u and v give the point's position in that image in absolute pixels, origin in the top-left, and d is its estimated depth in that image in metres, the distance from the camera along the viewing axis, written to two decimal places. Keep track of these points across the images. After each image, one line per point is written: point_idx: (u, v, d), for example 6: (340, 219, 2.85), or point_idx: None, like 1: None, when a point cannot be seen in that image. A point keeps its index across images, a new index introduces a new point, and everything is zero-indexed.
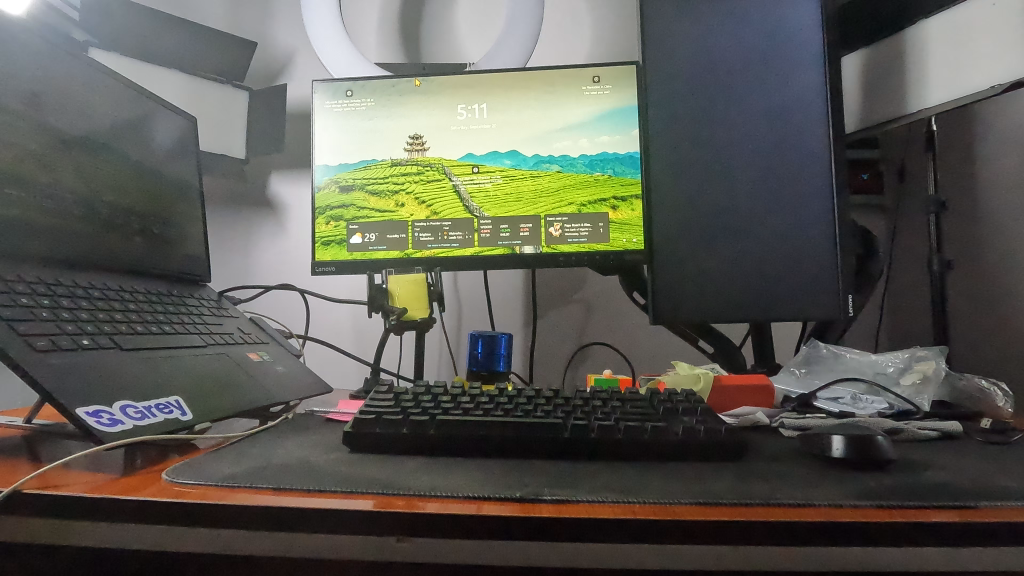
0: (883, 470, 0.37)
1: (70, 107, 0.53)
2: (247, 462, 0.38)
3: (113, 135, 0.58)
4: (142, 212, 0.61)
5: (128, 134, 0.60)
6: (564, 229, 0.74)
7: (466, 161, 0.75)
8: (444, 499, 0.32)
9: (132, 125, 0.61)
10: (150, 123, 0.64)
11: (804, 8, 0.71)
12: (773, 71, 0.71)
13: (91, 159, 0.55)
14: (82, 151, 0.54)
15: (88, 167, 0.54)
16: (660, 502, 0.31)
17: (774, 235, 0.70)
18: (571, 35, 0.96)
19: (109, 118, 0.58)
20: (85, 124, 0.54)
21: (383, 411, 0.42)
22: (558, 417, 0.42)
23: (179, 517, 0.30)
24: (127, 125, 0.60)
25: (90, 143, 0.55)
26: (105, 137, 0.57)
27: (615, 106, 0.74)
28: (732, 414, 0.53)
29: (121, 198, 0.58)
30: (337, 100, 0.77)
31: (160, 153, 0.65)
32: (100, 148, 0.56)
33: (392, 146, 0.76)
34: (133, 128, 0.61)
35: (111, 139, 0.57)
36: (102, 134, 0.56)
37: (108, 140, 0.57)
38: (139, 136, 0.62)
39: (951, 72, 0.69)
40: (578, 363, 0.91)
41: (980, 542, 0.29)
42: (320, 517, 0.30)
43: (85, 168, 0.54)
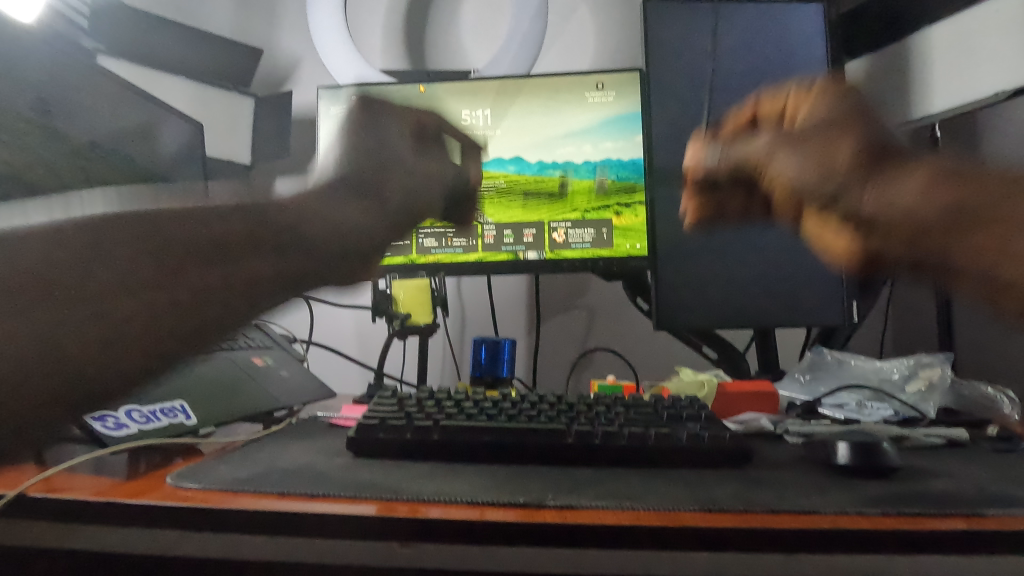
0: (887, 477, 0.37)
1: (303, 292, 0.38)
2: (252, 466, 0.38)
3: (337, 225, 0.41)
4: (57, 232, 0.31)
5: (364, 200, 0.44)
6: (568, 235, 0.74)
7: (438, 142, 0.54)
8: (447, 505, 0.32)
9: (252, 213, 0.38)
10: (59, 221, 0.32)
11: (804, 14, 0.73)
12: (774, 78, 0.72)
13: (332, 277, 0.40)
14: (330, 267, 0.40)
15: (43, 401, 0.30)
16: (665, 509, 0.31)
17: (776, 242, 0.72)
18: (575, 41, 0.96)
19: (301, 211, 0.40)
20: (328, 275, 0.40)
21: (388, 416, 0.42)
22: (562, 422, 0.42)
23: (188, 519, 0.30)
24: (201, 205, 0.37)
25: (317, 220, 0.40)
26: (294, 207, 0.40)
27: (619, 113, 0.74)
28: (737, 421, 0.52)
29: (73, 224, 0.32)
30: (377, 132, 0.47)
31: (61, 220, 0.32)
32: (163, 245, 0.34)
33: (387, 119, 0.48)
34: (357, 181, 0.44)
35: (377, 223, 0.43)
36: (217, 238, 0.35)
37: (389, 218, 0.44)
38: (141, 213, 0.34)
39: (954, 80, 0.69)
40: (582, 368, 0.91)
41: (986, 549, 0.29)
42: (323, 522, 0.30)
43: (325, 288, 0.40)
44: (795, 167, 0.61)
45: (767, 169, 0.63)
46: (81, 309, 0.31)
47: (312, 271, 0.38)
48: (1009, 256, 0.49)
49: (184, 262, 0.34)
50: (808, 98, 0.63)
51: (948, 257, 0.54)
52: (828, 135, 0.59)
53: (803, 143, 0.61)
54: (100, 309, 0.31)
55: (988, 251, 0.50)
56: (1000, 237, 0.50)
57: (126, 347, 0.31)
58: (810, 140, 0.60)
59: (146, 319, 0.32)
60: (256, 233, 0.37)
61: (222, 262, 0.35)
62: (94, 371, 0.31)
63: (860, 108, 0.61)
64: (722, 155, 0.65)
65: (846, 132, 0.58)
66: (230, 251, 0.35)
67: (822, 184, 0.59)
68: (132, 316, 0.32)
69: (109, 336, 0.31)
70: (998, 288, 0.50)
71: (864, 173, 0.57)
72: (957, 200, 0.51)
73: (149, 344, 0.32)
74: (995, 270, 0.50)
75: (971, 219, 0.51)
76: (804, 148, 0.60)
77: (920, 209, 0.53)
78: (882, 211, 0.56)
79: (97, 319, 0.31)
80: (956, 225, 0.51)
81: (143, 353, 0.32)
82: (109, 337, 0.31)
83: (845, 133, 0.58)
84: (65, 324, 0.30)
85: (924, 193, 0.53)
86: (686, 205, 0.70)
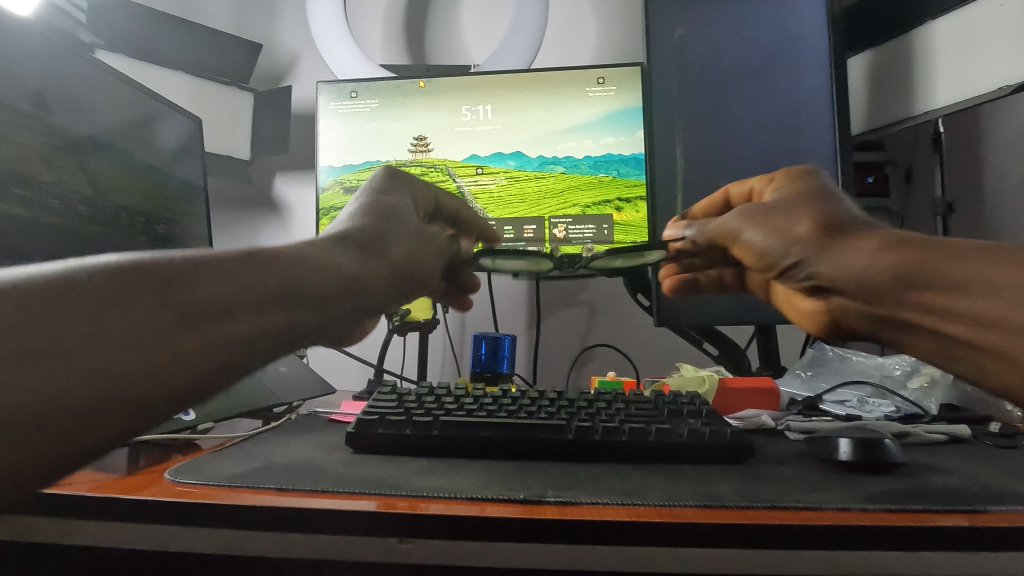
0: (889, 473, 0.37)
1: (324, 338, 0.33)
2: (251, 461, 0.38)
3: (341, 272, 0.34)
4: (66, 285, 0.24)
5: (374, 259, 0.38)
6: (568, 231, 0.74)
7: (440, 216, 0.56)
8: (447, 500, 0.32)
9: (248, 260, 0.30)
10: (57, 273, 0.24)
11: (809, 7, 0.71)
12: (777, 72, 0.71)
13: (345, 325, 0.35)
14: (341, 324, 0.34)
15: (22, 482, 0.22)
16: (666, 505, 0.31)
17: None
18: (576, 36, 0.96)
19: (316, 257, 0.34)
20: (342, 325, 0.34)
21: (387, 412, 0.42)
22: (562, 418, 0.41)
23: (187, 514, 0.30)
24: (197, 258, 0.29)
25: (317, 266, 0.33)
26: (299, 254, 0.33)
27: (620, 108, 0.74)
28: (737, 417, 0.52)
29: (78, 278, 0.24)
30: (397, 195, 0.46)
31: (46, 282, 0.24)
32: (171, 293, 0.26)
33: (404, 189, 0.47)
34: (368, 237, 0.39)
35: (387, 274, 0.38)
36: (238, 288, 0.29)
37: (396, 273, 0.39)
38: (130, 265, 0.26)
39: (955, 75, 0.70)
40: (582, 364, 0.91)
41: (989, 546, 0.28)
42: (321, 517, 0.30)
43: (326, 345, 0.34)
44: (761, 236, 0.45)
45: (725, 237, 0.49)
46: (112, 353, 0.23)
47: (333, 315, 0.33)
48: (980, 327, 0.32)
49: (198, 305, 0.27)
50: (774, 178, 0.49)
51: (909, 347, 0.37)
52: (790, 208, 0.43)
53: (757, 210, 0.46)
54: (116, 350, 0.24)
55: (929, 317, 0.34)
56: (945, 297, 0.34)
57: (142, 409, 0.24)
58: (776, 215, 0.44)
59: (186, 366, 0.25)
60: (276, 272, 0.31)
61: (252, 294, 0.29)
62: (86, 446, 0.23)
63: (828, 191, 0.45)
64: (695, 230, 0.55)
65: (800, 207, 0.43)
66: (252, 288, 0.29)
67: (781, 250, 0.43)
68: (160, 358, 0.25)
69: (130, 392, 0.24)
70: (938, 357, 0.35)
71: (821, 241, 0.40)
72: (899, 265, 0.36)
73: (171, 395, 0.25)
74: (953, 357, 0.34)
75: (918, 283, 0.35)
76: (759, 213, 0.46)
77: (855, 280, 0.37)
78: (830, 282, 0.39)
79: (112, 375, 0.23)
80: (887, 304, 0.36)
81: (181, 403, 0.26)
82: (145, 397, 0.24)
83: (799, 208, 0.43)
84: (83, 384, 0.22)
85: (872, 260, 0.37)
86: (667, 274, 0.64)
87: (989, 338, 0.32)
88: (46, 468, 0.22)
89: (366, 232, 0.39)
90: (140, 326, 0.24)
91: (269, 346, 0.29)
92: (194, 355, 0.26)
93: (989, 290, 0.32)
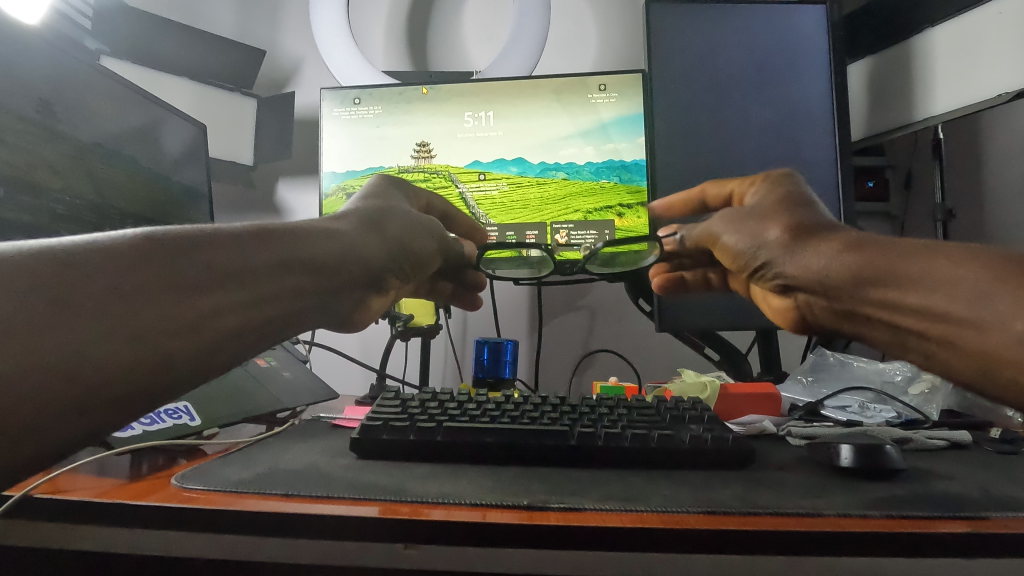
0: (890, 480, 0.37)
1: (329, 310, 0.37)
2: (255, 467, 0.38)
3: (345, 247, 0.38)
4: (72, 257, 0.25)
5: (359, 246, 0.39)
6: (570, 237, 0.74)
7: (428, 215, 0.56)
8: (450, 506, 0.32)
9: (255, 235, 0.32)
10: (69, 246, 0.25)
11: (807, 17, 0.72)
12: (777, 79, 0.72)
13: (346, 297, 0.38)
14: (328, 308, 0.37)
15: (48, 438, 0.23)
16: (667, 511, 0.31)
17: None
18: (576, 43, 0.96)
19: (312, 233, 0.36)
20: (343, 297, 0.38)
21: (390, 417, 0.43)
22: (565, 424, 0.42)
23: (193, 519, 0.30)
24: (198, 232, 0.30)
25: (317, 241, 0.35)
26: (296, 230, 0.35)
27: (621, 115, 0.75)
28: (739, 423, 0.52)
29: (83, 250, 0.25)
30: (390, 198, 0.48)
31: (56, 251, 0.25)
32: (176, 263, 0.27)
33: (398, 193, 0.50)
34: (360, 221, 0.42)
35: (381, 251, 0.42)
36: (240, 259, 0.30)
37: (388, 251, 0.43)
38: (135, 237, 0.27)
39: (957, 82, 0.69)
40: (584, 370, 0.91)
41: (990, 553, 0.29)
42: (327, 522, 0.30)
43: (328, 322, 0.37)
44: (734, 238, 0.48)
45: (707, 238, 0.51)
46: (128, 318, 0.25)
47: (338, 286, 0.37)
48: (928, 320, 0.34)
49: (205, 274, 0.28)
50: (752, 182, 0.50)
51: (869, 338, 0.39)
52: (761, 214, 0.46)
53: (735, 213, 0.48)
54: (131, 315, 0.25)
55: (884, 310, 0.37)
56: (897, 292, 0.36)
57: (160, 372, 0.26)
58: (743, 217, 0.47)
59: (198, 332, 0.27)
60: (276, 245, 0.32)
61: (255, 265, 0.31)
62: (101, 415, 0.24)
63: (803, 198, 0.47)
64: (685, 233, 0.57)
65: (770, 211, 0.45)
66: (255, 259, 0.31)
67: (752, 251, 0.46)
68: (173, 323, 0.26)
69: (148, 355, 0.25)
70: (892, 347, 0.37)
71: (788, 241, 0.43)
72: (856, 265, 0.38)
73: (184, 359, 0.27)
74: (904, 348, 0.36)
75: (872, 280, 0.37)
76: (736, 216, 0.48)
77: (817, 279, 0.40)
78: (797, 279, 0.42)
79: (130, 337, 0.25)
80: (845, 300, 0.39)
81: (195, 368, 0.27)
82: (161, 360, 0.26)
83: (771, 213, 0.45)
84: (108, 347, 0.24)
85: (833, 260, 0.39)
86: (655, 273, 0.64)
87: (934, 329, 0.34)
88: (72, 423, 0.23)
89: (359, 216, 0.42)
90: (151, 292, 0.26)
91: (276, 314, 0.31)
92: (202, 323, 0.27)
93: (935, 285, 0.34)
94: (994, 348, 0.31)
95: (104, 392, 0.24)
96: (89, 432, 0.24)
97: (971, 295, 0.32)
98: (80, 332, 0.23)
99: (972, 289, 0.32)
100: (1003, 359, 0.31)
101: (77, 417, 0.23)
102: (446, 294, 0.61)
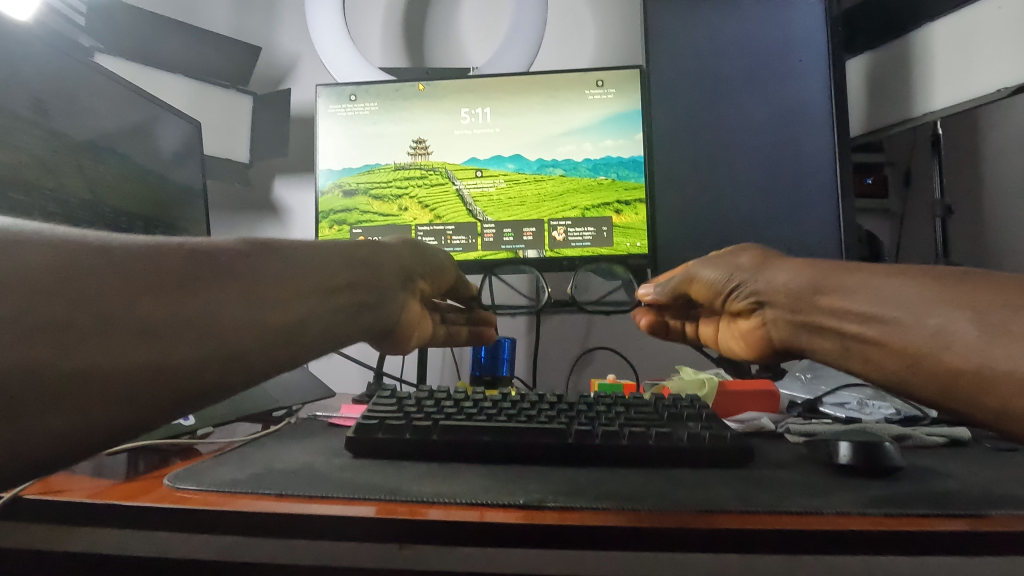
0: (889, 477, 0.37)
1: (372, 316, 0.35)
2: (250, 467, 0.38)
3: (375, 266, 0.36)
4: (86, 258, 0.23)
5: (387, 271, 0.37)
6: (568, 233, 0.74)
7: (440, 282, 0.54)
8: (447, 506, 0.32)
9: (278, 253, 0.29)
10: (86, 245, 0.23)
11: (808, 12, 0.71)
12: (774, 74, 0.72)
13: (385, 309, 0.36)
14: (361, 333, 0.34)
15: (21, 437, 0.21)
16: (666, 509, 0.31)
17: (779, 236, 0.70)
18: (574, 40, 0.96)
19: (340, 254, 0.34)
20: (381, 313, 0.36)
21: (386, 416, 0.42)
22: (562, 422, 0.41)
23: (185, 520, 0.30)
24: (229, 245, 0.28)
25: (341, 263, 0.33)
26: (320, 252, 0.32)
27: (619, 111, 0.74)
28: (737, 420, 0.52)
29: (101, 254, 0.23)
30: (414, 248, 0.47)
31: (71, 237, 0.23)
32: (193, 280, 0.25)
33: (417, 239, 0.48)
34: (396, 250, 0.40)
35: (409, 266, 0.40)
36: (261, 281, 0.27)
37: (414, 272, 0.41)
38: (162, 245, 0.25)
39: (956, 79, 0.70)
40: (583, 367, 0.91)
41: (992, 551, 0.28)
42: (322, 523, 0.30)
43: (375, 334, 0.36)
44: (710, 273, 0.45)
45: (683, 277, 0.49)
46: (129, 313, 0.23)
47: (369, 304, 0.34)
48: (867, 324, 0.32)
49: (222, 277, 0.26)
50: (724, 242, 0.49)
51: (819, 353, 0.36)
52: (738, 248, 0.43)
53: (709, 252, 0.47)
54: (132, 310, 0.23)
55: (831, 319, 0.34)
56: (841, 300, 0.33)
57: (155, 379, 0.23)
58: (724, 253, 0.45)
59: (202, 339, 0.24)
60: (302, 260, 0.30)
61: (278, 275, 0.28)
62: (84, 429, 0.22)
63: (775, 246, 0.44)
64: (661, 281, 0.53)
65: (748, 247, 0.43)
66: (272, 280, 0.28)
67: (725, 282, 0.43)
68: (175, 324, 0.24)
69: (143, 357, 0.23)
70: (837, 358, 0.34)
71: (758, 267, 0.40)
72: (814, 279, 0.35)
73: (184, 369, 0.24)
74: (847, 355, 0.34)
75: (825, 291, 0.35)
76: (709, 254, 0.46)
77: (783, 293, 0.37)
78: (763, 298, 0.39)
79: (128, 355, 0.23)
80: (805, 311, 0.36)
81: (198, 382, 0.24)
82: (155, 366, 0.23)
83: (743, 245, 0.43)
84: (100, 362, 0.22)
85: (794, 277, 0.37)
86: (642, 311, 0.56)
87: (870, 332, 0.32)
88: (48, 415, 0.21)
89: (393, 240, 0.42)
90: (159, 289, 0.24)
91: (301, 333, 0.28)
92: (212, 331, 0.25)
93: (873, 290, 0.32)
94: (916, 345, 0.29)
95: (86, 393, 0.22)
96: (62, 430, 0.22)
97: (898, 303, 0.31)
98: (72, 325, 0.22)
99: (909, 299, 0.30)
100: (925, 352, 0.29)
101: (53, 417, 0.22)
102: (462, 334, 0.55)
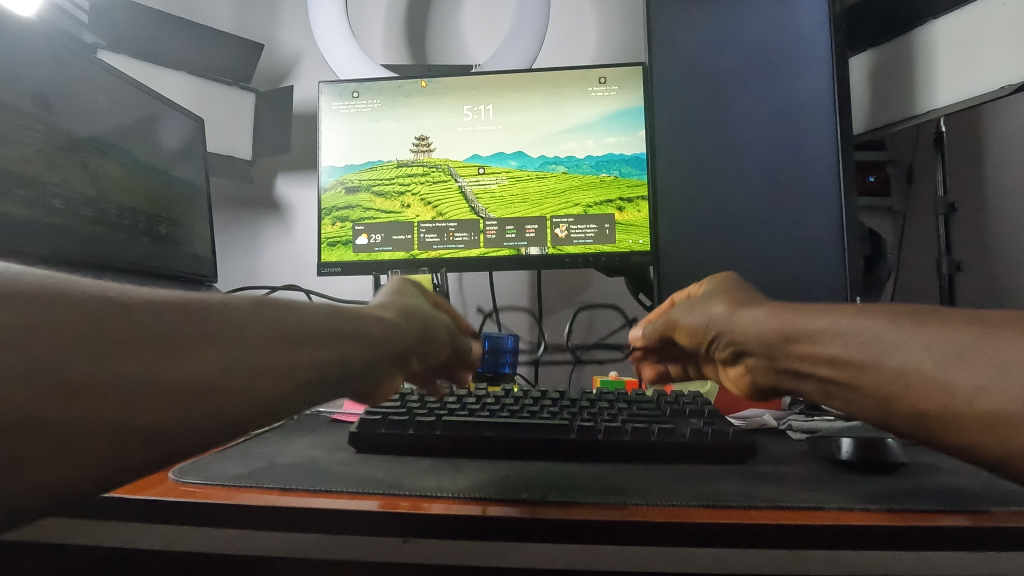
0: (890, 473, 0.37)
1: (365, 379, 0.33)
2: (253, 462, 0.38)
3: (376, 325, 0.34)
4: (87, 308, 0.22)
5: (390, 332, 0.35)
6: (570, 230, 0.74)
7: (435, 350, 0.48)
8: (448, 500, 0.32)
9: (286, 313, 0.28)
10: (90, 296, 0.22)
11: (814, 9, 0.69)
12: (777, 71, 0.71)
13: (376, 373, 0.34)
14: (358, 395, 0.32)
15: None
16: (668, 505, 0.31)
17: (778, 233, 0.69)
18: (576, 37, 0.96)
19: (344, 310, 0.33)
20: (373, 378, 0.33)
21: (390, 412, 0.42)
22: (564, 418, 0.41)
23: (189, 513, 0.30)
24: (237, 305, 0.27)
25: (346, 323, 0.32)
26: (327, 313, 0.31)
27: (621, 107, 0.75)
28: (738, 416, 0.52)
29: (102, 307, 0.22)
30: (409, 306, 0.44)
31: (78, 287, 0.23)
32: (194, 340, 0.24)
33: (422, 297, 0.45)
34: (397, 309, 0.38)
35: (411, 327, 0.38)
36: (262, 344, 0.26)
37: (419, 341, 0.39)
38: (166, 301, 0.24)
39: (960, 74, 0.68)
40: (584, 366, 0.90)
41: (993, 545, 0.28)
42: (325, 518, 0.30)
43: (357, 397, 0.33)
44: (690, 321, 0.45)
45: (667, 327, 0.48)
46: (127, 374, 0.22)
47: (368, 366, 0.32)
48: (838, 368, 0.30)
49: (222, 339, 0.25)
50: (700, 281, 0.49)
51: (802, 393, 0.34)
52: (712, 295, 0.43)
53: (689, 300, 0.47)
54: (132, 370, 0.22)
55: (804, 363, 0.33)
56: (809, 345, 0.33)
57: (142, 439, 0.22)
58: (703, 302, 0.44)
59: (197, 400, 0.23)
60: (307, 320, 0.29)
61: (285, 334, 0.27)
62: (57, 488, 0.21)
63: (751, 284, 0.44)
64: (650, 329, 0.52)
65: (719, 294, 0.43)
66: (273, 343, 0.27)
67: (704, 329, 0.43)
68: (168, 387, 0.22)
69: (137, 422, 0.22)
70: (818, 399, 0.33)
71: (729, 314, 0.40)
72: (778, 326, 0.35)
73: (175, 431, 0.23)
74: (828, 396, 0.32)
75: (794, 338, 0.34)
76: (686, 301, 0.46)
77: (754, 339, 0.37)
78: (739, 345, 0.38)
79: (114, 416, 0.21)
80: (781, 357, 0.35)
81: (185, 445, 0.23)
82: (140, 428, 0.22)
83: (719, 293, 0.43)
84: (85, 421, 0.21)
85: (763, 323, 0.36)
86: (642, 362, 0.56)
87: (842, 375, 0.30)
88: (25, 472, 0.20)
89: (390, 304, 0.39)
90: (163, 350, 0.23)
91: (301, 396, 0.27)
92: (210, 394, 0.24)
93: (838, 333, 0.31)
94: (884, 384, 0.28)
95: (74, 453, 0.21)
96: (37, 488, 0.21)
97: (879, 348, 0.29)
98: (61, 383, 0.20)
99: (881, 331, 0.29)
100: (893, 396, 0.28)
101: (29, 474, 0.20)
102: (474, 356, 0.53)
